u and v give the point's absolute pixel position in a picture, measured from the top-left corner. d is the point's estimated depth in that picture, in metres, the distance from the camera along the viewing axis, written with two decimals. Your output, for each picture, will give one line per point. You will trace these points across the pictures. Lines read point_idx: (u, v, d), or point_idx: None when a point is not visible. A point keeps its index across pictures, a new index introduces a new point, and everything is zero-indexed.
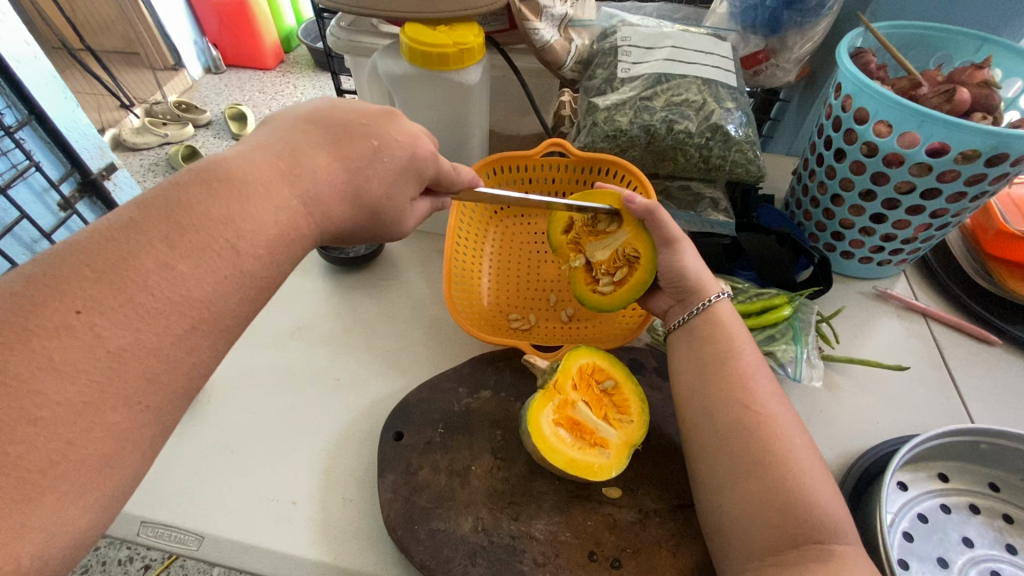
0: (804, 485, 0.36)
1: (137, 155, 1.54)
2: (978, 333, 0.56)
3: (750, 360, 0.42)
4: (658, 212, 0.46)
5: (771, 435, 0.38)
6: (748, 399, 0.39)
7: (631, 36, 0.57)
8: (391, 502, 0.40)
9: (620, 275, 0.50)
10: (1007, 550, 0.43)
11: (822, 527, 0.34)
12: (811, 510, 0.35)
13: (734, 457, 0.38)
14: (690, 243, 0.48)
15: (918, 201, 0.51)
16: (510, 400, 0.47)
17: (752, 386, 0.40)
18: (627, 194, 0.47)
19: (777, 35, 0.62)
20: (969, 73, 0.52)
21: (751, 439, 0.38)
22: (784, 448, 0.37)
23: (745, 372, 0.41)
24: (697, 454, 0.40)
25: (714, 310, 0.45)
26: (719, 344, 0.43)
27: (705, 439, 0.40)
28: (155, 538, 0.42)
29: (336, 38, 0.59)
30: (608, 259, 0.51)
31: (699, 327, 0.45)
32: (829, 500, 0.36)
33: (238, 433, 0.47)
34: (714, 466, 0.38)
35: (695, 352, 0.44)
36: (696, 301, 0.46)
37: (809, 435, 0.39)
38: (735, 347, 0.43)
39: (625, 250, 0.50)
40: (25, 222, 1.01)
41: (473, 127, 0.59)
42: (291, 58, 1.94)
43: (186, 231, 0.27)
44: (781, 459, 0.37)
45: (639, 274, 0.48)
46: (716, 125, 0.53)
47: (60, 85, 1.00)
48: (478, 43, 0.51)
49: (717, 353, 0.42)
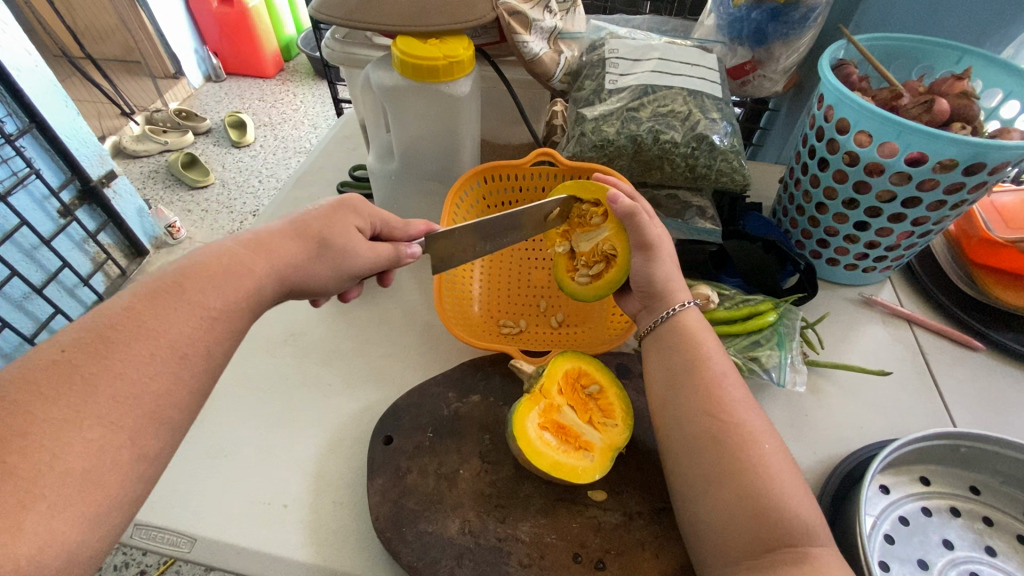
0: (775, 487, 0.36)
1: (137, 163, 1.56)
2: (961, 339, 0.57)
3: (719, 366, 0.43)
4: (637, 218, 0.47)
5: (742, 440, 0.38)
6: (716, 407, 0.40)
7: (619, 48, 0.59)
8: (380, 505, 0.41)
9: (599, 269, 0.52)
10: (987, 552, 0.43)
11: (795, 532, 0.35)
12: (783, 513, 0.35)
13: (705, 465, 0.38)
14: (669, 248, 0.49)
15: (900, 209, 0.53)
16: (498, 405, 0.48)
17: (725, 392, 0.41)
18: (612, 193, 0.47)
19: (763, 47, 0.63)
20: (949, 84, 0.53)
21: (721, 446, 0.38)
22: (755, 454, 0.37)
23: (715, 380, 0.41)
24: (673, 461, 0.41)
25: (680, 318, 0.46)
26: (692, 353, 0.44)
27: (681, 446, 0.40)
28: (148, 541, 0.42)
29: (331, 50, 0.61)
30: (589, 252, 0.53)
31: (665, 334, 0.46)
32: (802, 503, 0.36)
33: (231, 437, 0.48)
34: (689, 473, 0.39)
35: (665, 361, 0.44)
36: (663, 309, 0.47)
37: (780, 439, 0.40)
38: (703, 355, 0.43)
39: (604, 247, 0.51)
40: (25, 229, 1.02)
41: (465, 137, 0.60)
42: (290, 66, 1.97)
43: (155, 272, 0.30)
44: (750, 465, 0.37)
45: (616, 271, 0.50)
46: (702, 135, 0.54)
47: (61, 94, 1.02)
48: (468, 56, 0.52)
49: (690, 363, 0.43)
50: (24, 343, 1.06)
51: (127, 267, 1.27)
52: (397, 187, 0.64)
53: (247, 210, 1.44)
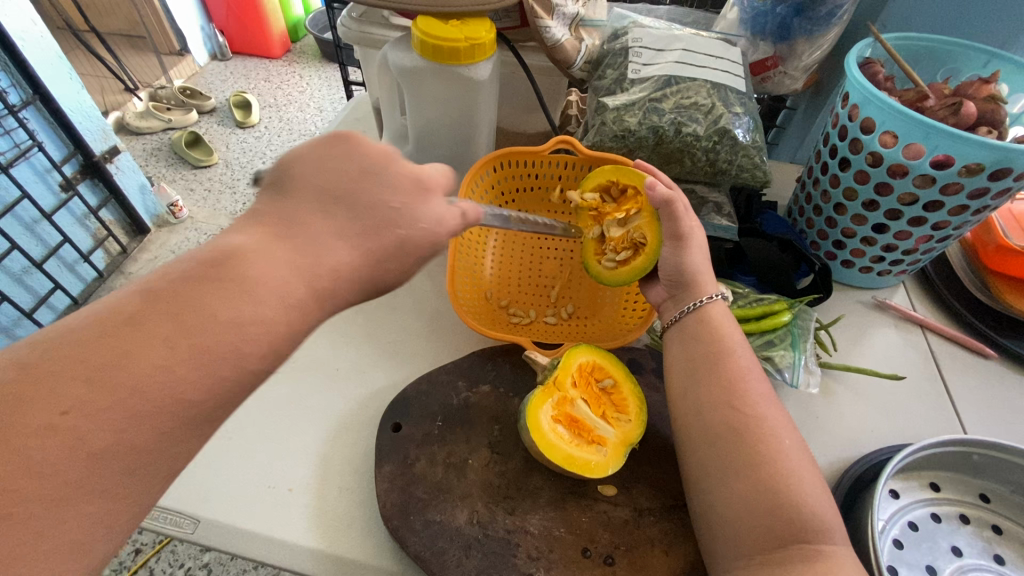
0: (791, 483, 0.36)
1: (140, 139, 1.54)
2: (974, 346, 0.57)
3: (743, 361, 0.43)
4: (675, 205, 0.46)
5: (755, 436, 0.38)
6: (738, 401, 0.40)
7: (643, 37, 0.57)
8: (388, 492, 0.41)
9: (625, 256, 0.51)
10: (995, 560, 0.43)
11: (806, 527, 0.35)
12: (798, 508, 0.35)
13: (722, 459, 0.38)
14: (700, 239, 0.48)
15: (921, 212, 0.52)
16: (509, 395, 0.47)
17: (745, 386, 0.41)
18: (651, 179, 0.46)
19: (787, 42, 0.62)
20: (976, 88, 0.52)
21: (736, 440, 0.38)
22: (769, 450, 0.38)
23: (738, 375, 0.41)
24: (687, 455, 0.40)
25: (707, 310, 0.45)
26: (714, 345, 0.43)
27: (695, 440, 0.40)
28: (150, 519, 0.42)
29: (347, 29, 0.60)
30: (619, 239, 0.52)
31: (689, 326, 0.45)
32: (816, 497, 0.36)
33: (235, 419, 0.47)
34: (703, 465, 0.39)
35: (687, 351, 0.44)
36: (690, 300, 0.46)
37: (799, 437, 0.40)
38: (726, 348, 0.43)
39: (633, 236, 0.51)
40: (26, 201, 1.00)
41: (481, 124, 0.59)
42: (297, 47, 1.94)
43: (188, 333, 0.28)
44: (766, 461, 0.37)
45: (643, 258, 0.49)
46: (725, 128, 0.53)
47: (67, 66, 1.00)
48: (490, 39, 0.51)
49: (711, 353, 0.43)
50: (22, 317, 1.04)
51: (129, 245, 1.26)
52: None
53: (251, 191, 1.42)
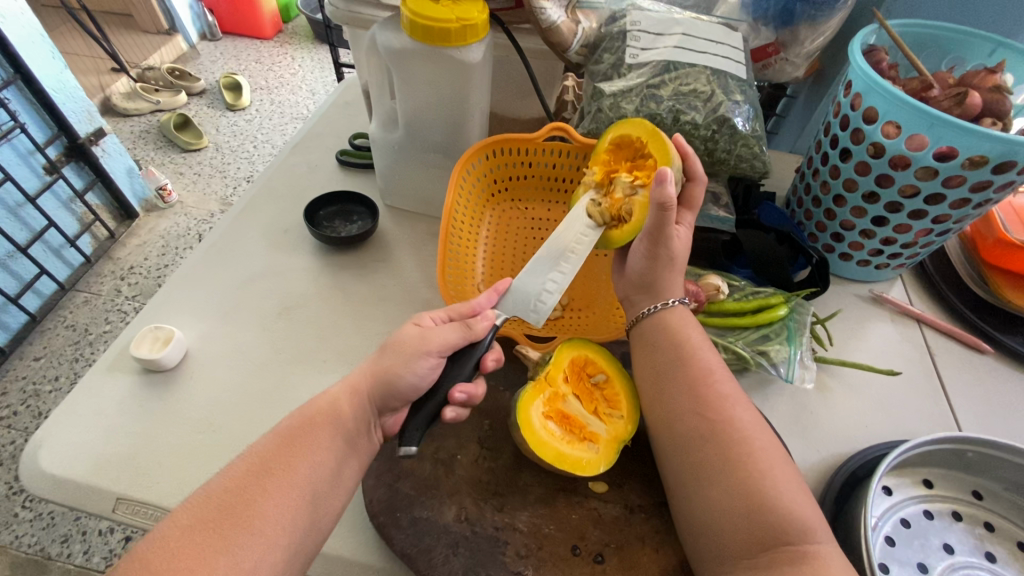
0: (769, 482, 0.35)
1: (127, 121, 1.49)
2: (970, 341, 0.56)
3: (707, 362, 0.42)
4: (665, 213, 0.43)
5: (727, 437, 0.38)
6: (707, 406, 0.39)
7: (641, 20, 0.55)
8: (374, 488, 0.40)
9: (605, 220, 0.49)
10: (986, 558, 0.43)
11: (789, 528, 0.34)
12: (776, 508, 0.34)
13: (698, 462, 0.38)
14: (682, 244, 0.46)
15: (922, 205, 0.50)
16: (499, 390, 0.46)
17: (712, 388, 0.40)
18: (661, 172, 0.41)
19: (789, 28, 0.60)
20: (982, 77, 0.51)
21: (708, 442, 0.38)
22: (745, 451, 0.37)
23: (705, 374, 0.41)
24: (665, 460, 0.40)
25: (667, 314, 0.45)
26: (683, 347, 0.43)
27: (672, 446, 0.39)
28: (131, 515, 0.42)
29: (334, 7, 0.57)
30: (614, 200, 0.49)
31: (656, 327, 0.45)
32: (795, 497, 0.35)
33: (223, 411, 0.48)
34: (681, 471, 0.38)
35: (652, 355, 0.44)
36: (650, 303, 0.46)
37: (772, 435, 0.39)
38: (691, 349, 0.43)
39: (628, 204, 0.48)
40: (8, 184, 0.97)
41: (473, 107, 0.57)
42: (289, 28, 1.90)
43: None
44: (744, 461, 0.36)
45: (620, 234, 0.48)
46: (723, 117, 0.52)
47: (49, 44, 0.97)
48: (482, 20, 0.49)
49: (680, 356, 0.42)
50: (7, 303, 1.02)
51: (116, 229, 1.23)
52: (400, 157, 0.61)
53: (241, 175, 1.40)
